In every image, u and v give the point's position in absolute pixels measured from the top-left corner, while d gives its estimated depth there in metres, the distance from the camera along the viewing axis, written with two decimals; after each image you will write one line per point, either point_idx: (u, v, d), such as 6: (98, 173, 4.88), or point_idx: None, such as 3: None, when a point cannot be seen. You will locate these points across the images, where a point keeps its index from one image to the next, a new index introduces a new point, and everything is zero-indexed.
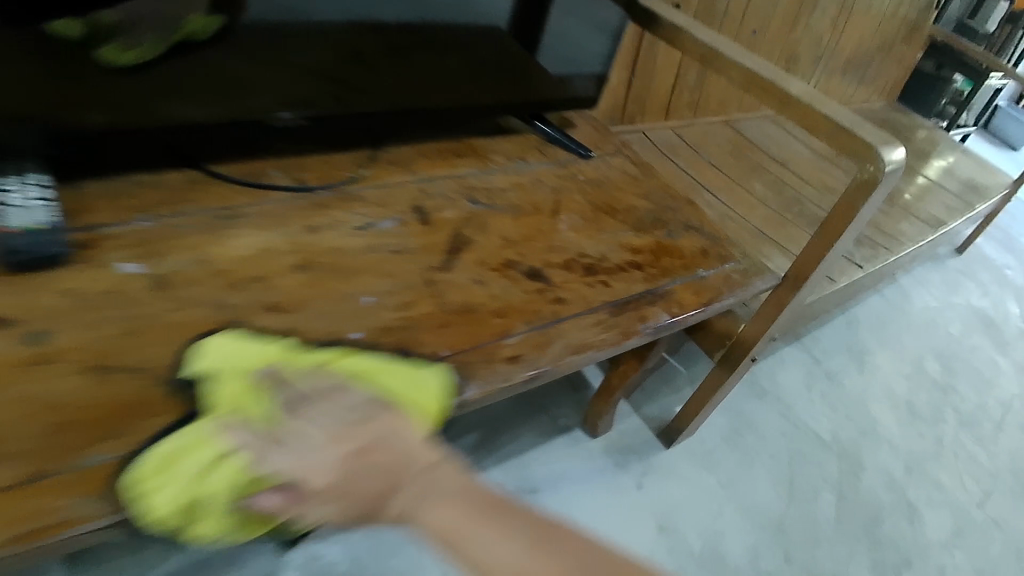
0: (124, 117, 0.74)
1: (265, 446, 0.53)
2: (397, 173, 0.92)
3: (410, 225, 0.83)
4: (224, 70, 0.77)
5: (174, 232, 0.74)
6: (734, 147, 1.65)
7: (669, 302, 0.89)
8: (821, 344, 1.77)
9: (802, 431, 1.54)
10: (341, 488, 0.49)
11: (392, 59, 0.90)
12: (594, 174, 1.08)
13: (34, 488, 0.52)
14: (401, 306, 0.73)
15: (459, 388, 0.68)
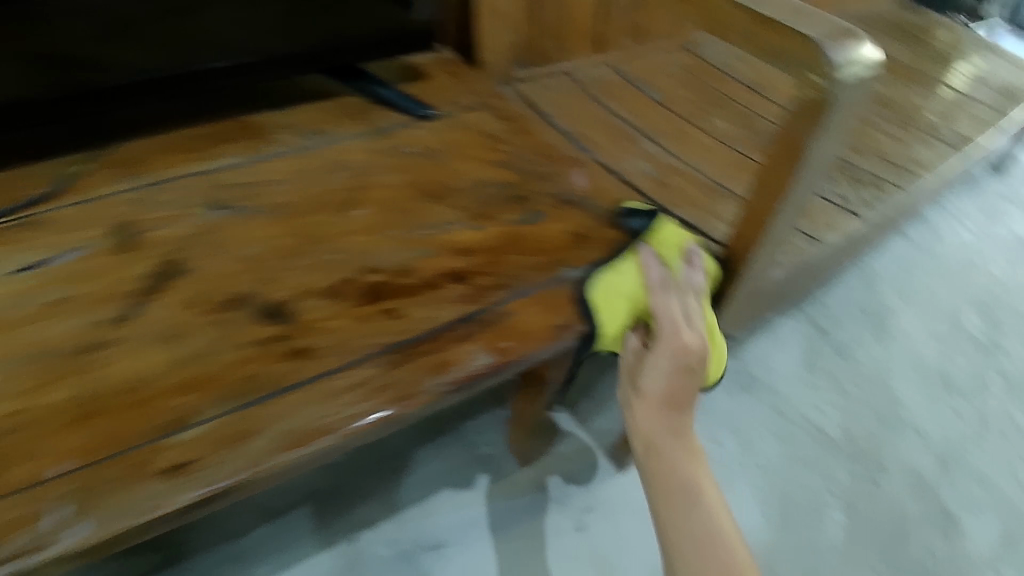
0: None
1: (667, 290, 0.65)
2: (111, 183, 0.66)
3: (95, 258, 0.59)
4: None
5: None
6: (691, 73, 1.30)
7: (505, 326, 0.60)
8: (827, 311, 1.42)
9: (800, 428, 1.23)
10: (677, 360, 0.61)
11: (70, 24, 0.64)
12: (431, 136, 0.78)
13: (13, 501, 0.45)
14: (27, 389, 0.50)
15: (55, 531, 0.44)
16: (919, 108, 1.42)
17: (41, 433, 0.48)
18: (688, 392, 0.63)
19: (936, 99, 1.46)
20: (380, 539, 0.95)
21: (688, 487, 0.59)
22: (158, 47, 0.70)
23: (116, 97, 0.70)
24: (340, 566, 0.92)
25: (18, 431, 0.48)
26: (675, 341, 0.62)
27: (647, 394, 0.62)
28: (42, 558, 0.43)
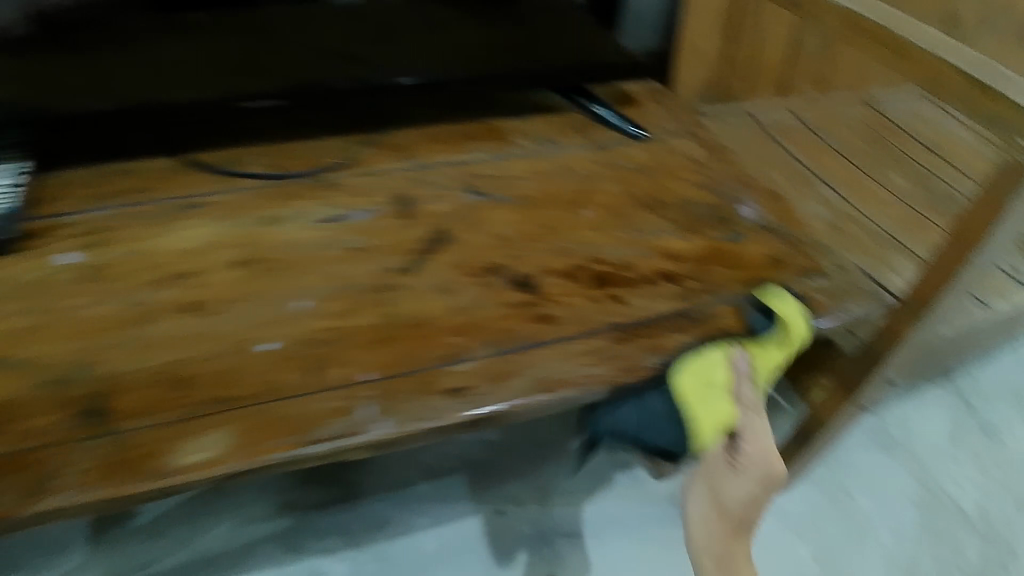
0: (118, 99, 0.73)
1: (752, 409, 0.65)
2: (388, 161, 0.78)
3: (379, 220, 0.71)
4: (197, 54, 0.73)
5: (126, 225, 0.67)
6: (870, 128, 1.33)
7: (708, 327, 0.69)
8: (977, 387, 1.39)
9: (937, 499, 1.21)
10: (765, 484, 0.62)
11: (386, 31, 0.79)
12: (645, 157, 0.88)
13: (336, 394, 0.55)
14: (340, 312, 0.62)
15: (368, 422, 0.54)
16: None
17: (354, 347, 0.59)
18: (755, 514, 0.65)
19: None
20: (522, 514, 1.03)
21: None
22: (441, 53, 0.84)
23: (397, 89, 0.85)
24: (486, 533, 1.01)
25: (335, 341, 0.59)
26: (759, 460, 0.63)
27: (723, 511, 0.63)
28: (360, 442, 0.53)
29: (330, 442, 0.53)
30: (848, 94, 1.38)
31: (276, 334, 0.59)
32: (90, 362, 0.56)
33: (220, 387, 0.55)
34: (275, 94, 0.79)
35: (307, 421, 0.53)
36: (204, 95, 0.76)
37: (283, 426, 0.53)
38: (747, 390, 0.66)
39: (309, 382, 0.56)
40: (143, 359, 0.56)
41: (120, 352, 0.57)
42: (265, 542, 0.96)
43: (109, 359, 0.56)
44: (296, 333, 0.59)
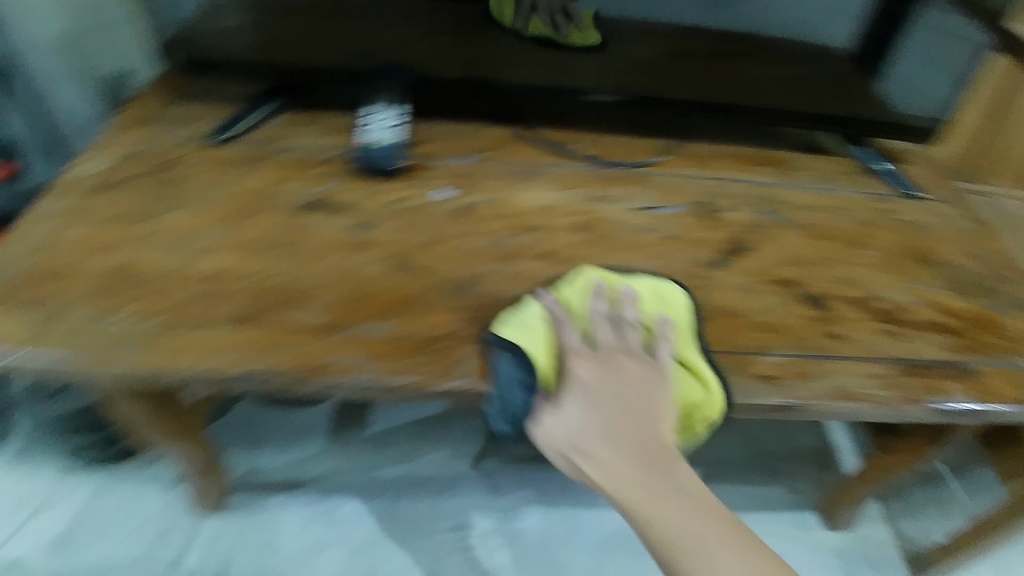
0: (484, 74, 0.84)
1: (619, 319, 0.57)
2: (692, 166, 0.88)
3: (687, 216, 0.80)
4: (553, 52, 0.83)
5: (487, 173, 0.78)
6: None
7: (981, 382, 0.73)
8: None
9: None
10: (593, 381, 0.51)
11: (709, 62, 0.87)
12: (914, 215, 0.93)
13: None
14: (665, 287, 0.71)
15: None
16: None
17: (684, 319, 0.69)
18: (625, 416, 0.49)
19: None
20: None
21: (683, 530, 0.41)
22: (750, 88, 0.91)
23: (702, 108, 0.92)
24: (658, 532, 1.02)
25: None
26: (589, 379, 0.51)
27: (579, 446, 0.48)
28: None
29: None
30: None
31: (618, 292, 0.69)
32: (472, 281, 0.65)
33: None
34: (603, 95, 0.88)
35: None
36: (551, 85, 0.87)
37: None
38: (574, 327, 0.56)
39: None
40: (516, 291, 0.65)
41: (495, 278, 0.66)
42: (471, 476, 1.02)
43: (486, 280, 0.65)
44: (637, 298, 0.69)
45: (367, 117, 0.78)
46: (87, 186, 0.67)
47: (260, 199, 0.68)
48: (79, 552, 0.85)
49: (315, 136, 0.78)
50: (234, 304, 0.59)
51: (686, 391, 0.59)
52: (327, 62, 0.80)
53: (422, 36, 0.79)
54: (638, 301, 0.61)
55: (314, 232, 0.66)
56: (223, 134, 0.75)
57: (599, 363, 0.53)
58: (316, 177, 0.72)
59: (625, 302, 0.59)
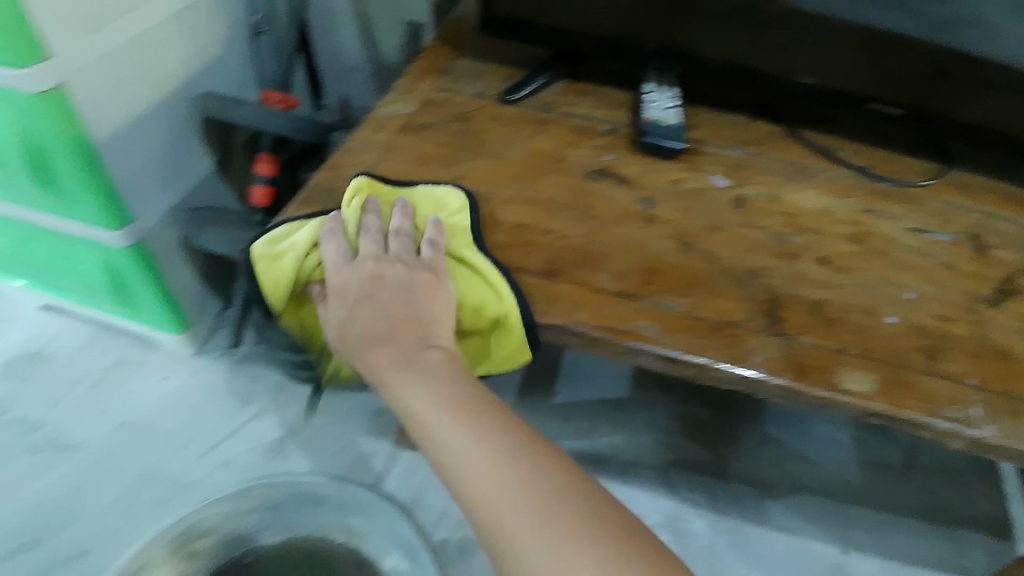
0: (759, 67, 0.83)
1: (375, 236, 0.57)
2: (959, 197, 0.84)
3: (961, 247, 0.76)
4: (816, 55, 0.81)
5: (758, 169, 0.78)
6: None
7: None
8: None
9: None
10: (353, 300, 0.52)
11: (975, 90, 0.80)
12: None
13: (953, 385, 0.62)
14: (942, 315, 0.68)
15: (980, 422, 0.60)
16: None
17: (967, 352, 0.65)
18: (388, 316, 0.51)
19: None
20: (866, 566, 1.01)
21: (426, 414, 0.46)
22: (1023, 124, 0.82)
23: (973, 136, 0.85)
24: (831, 566, 1.00)
25: (945, 339, 0.66)
26: (354, 287, 0.53)
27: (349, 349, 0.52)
28: (969, 436, 0.60)
29: (952, 423, 0.60)
30: None
31: (895, 310, 0.66)
32: (754, 273, 0.65)
33: (861, 338, 0.63)
34: (875, 105, 0.85)
35: (936, 399, 0.61)
36: (824, 86, 0.84)
37: (914, 393, 0.61)
38: (338, 241, 0.57)
39: (929, 367, 0.63)
40: (796, 290, 0.65)
41: (775, 272, 0.66)
42: None
43: (771, 274, 0.65)
44: (917, 321, 0.66)
45: (645, 95, 0.81)
46: (399, 125, 0.73)
47: (556, 160, 0.72)
48: (294, 461, 0.88)
49: (592, 108, 0.81)
50: (535, 256, 0.62)
51: (465, 290, 0.59)
52: (611, 34, 0.82)
53: (707, 19, 0.79)
54: (411, 211, 0.61)
55: (603, 198, 0.69)
56: (514, 95, 0.80)
57: (372, 270, 0.54)
58: (598, 148, 0.75)
59: (392, 216, 0.59)
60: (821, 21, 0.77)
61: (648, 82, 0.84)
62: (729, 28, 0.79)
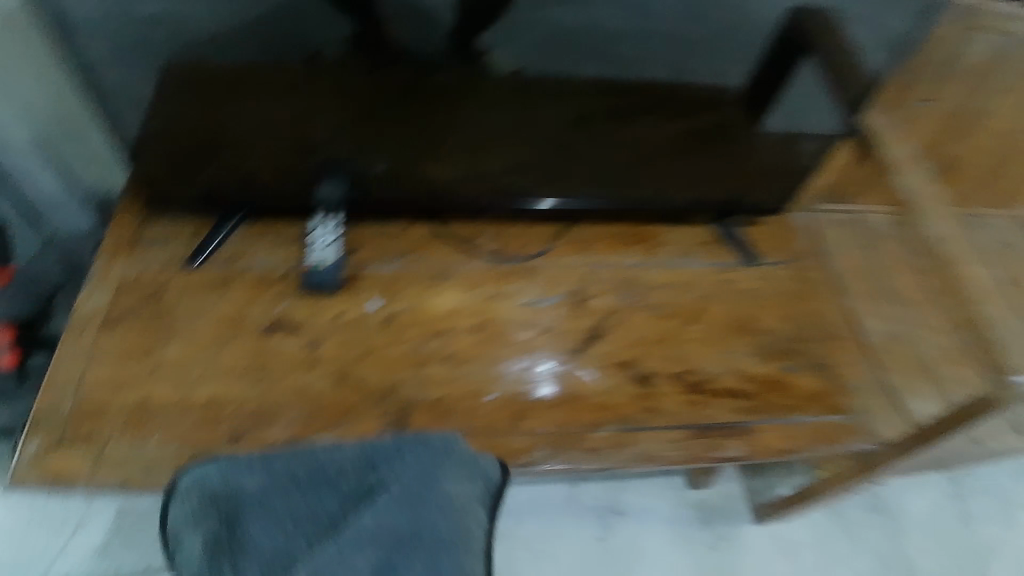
0: (400, 170, 1.03)
1: None
2: (572, 255, 1.13)
3: (561, 305, 1.07)
4: (471, 129, 0.98)
5: (408, 277, 1.04)
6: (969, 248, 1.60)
7: (752, 442, 1.04)
8: (973, 484, 1.79)
9: (907, 565, 1.62)
10: None
11: (611, 125, 1.02)
12: (752, 284, 1.20)
13: (527, 435, 0.96)
14: (534, 380, 1.00)
15: (544, 459, 0.94)
16: None
17: (544, 404, 0.99)
18: None
19: None
20: (589, 491, 1.45)
21: None
22: (644, 149, 1.08)
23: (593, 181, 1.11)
24: (564, 498, 1.44)
25: (528, 400, 0.98)
26: None
27: None
28: (536, 472, 0.94)
29: (522, 467, 0.94)
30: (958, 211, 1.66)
31: (493, 387, 0.98)
32: (391, 389, 0.95)
33: (466, 419, 0.95)
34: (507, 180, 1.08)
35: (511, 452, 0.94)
36: (471, 165, 1.04)
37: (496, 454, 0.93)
38: None
39: (513, 428, 0.96)
40: (422, 394, 0.95)
41: (406, 385, 0.95)
42: None
43: (402, 387, 0.95)
44: (512, 391, 0.99)
45: (310, 235, 1.01)
46: (99, 322, 0.93)
47: (239, 323, 0.96)
48: (116, 556, 1.13)
49: (268, 252, 1.02)
50: (224, 423, 0.89)
51: None
52: (268, 182, 1.01)
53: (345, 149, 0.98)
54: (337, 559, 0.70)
55: (275, 352, 0.94)
56: (196, 260, 0.99)
57: None
58: (273, 299, 0.98)
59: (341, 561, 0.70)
60: (468, 100, 0.93)
61: (316, 218, 1.03)
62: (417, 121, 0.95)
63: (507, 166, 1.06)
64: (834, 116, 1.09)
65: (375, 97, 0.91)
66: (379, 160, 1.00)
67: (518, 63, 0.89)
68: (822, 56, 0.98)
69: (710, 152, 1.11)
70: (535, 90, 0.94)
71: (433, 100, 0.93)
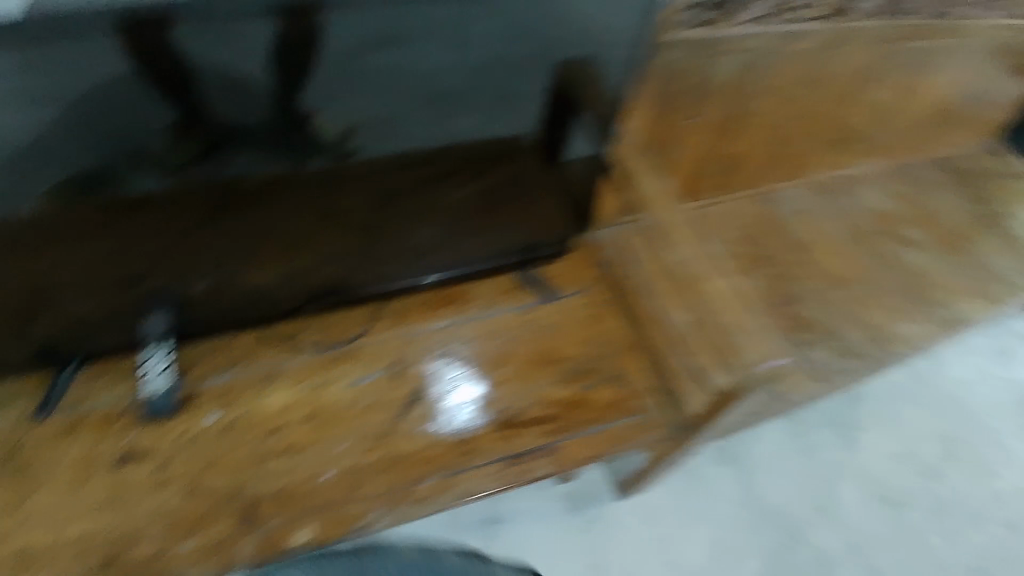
0: (221, 282, 1.17)
1: None
2: (390, 328, 1.33)
3: (382, 379, 1.27)
4: (286, 226, 1.13)
5: (239, 386, 1.22)
6: (756, 222, 1.88)
7: (555, 458, 1.27)
8: (810, 420, 2.09)
9: (758, 502, 1.91)
10: None
11: (416, 197, 1.19)
12: (551, 318, 1.43)
13: (362, 498, 1.16)
14: (362, 451, 1.20)
15: (380, 518, 1.15)
16: (933, 286, 1.96)
17: (376, 467, 1.19)
18: None
19: (933, 263, 2.02)
20: (468, 510, 1.68)
21: None
22: (449, 211, 1.26)
23: (400, 253, 1.30)
24: (447, 519, 1.67)
25: (361, 470, 1.18)
26: None
27: None
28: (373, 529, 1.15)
29: (363, 526, 1.15)
30: (750, 189, 1.93)
31: (329, 464, 1.17)
32: (238, 490, 1.13)
33: (307, 499, 1.14)
34: (322, 270, 1.24)
35: (350, 517, 1.14)
36: (287, 263, 1.20)
37: (336, 522, 1.14)
38: None
39: (349, 497, 1.16)
40: (267, 485, 1.14)
41: (251, 482, 1.14)
42: None
43: (248, 486, 1.14)
44: (349, 463, 1.18)
45: (144, 365, 1.18)
46: None
47: (94, 461, 1.13)
48: None
49: (112, 389, 1.19)
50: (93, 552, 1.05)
51: None
52: (97, 316, 1.11)
53: (169, 272, 1.10)
54: None
55: (130, 480, 1.12)
56: (43, 411, 1.15)
57: None
58: (122, 432, 1.16)
59: None
60: (283, 200, 1.07)
61: (147, 348, 1.19)
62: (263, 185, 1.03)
63: (317, 264, 1.23)
64: (603, 152, 1.34)
65: (204, 206, 1.02)
66: (199, 281, 1.14)
67: (344, 121, 0.99)
68: (586, 112, 1.19)
69: (505, 204, 1.32)
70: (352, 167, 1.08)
71: (247, 208, 1.06)
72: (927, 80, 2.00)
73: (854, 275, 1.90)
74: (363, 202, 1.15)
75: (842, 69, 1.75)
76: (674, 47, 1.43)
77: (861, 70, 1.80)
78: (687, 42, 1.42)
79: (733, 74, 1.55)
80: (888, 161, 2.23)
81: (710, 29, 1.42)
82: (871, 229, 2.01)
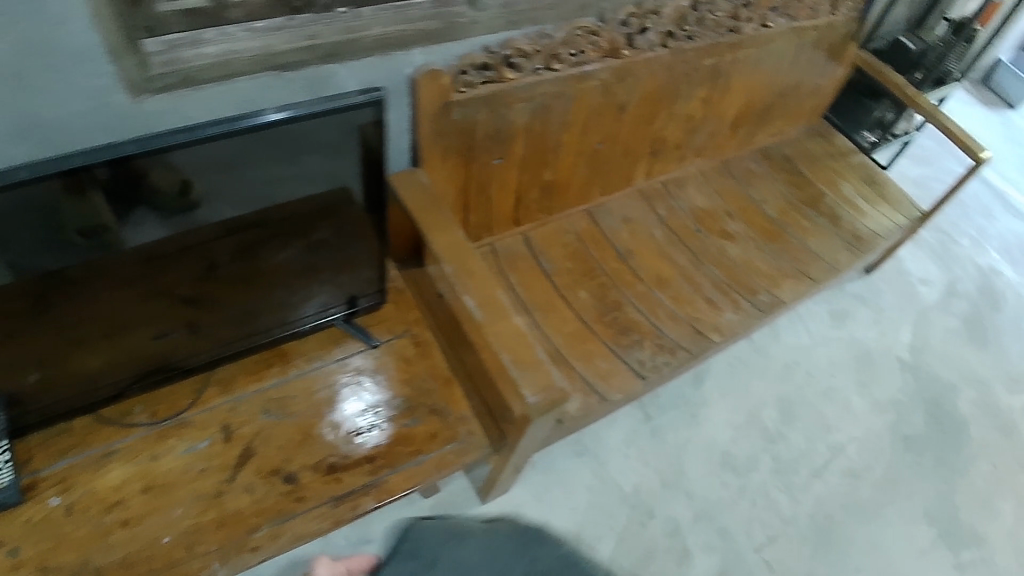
0: (51, 371, 1.27)
1: None
2: (219, 397, 1.49)
3: (215, 444, 1.43)
4: (113, 308, 1.23)
5: (76, 471, 1.35)
6: (583, 240, 2.07)
7: (381, 493, 1.42)
8: (656, 404, 2.35)
9: (611, 485, 2.14)
10: None
11: (243, 259, 1.31)
12: (375, 364, 1.60)
13: (200, 554, 1.30)
14: (198, 513, 1.34)
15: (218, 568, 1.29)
16: (752, 271, 2.19)
17: (213, 524, 1.33)
18: None
19: (754, 252, 2.25)
20: (341, 534, 1.87)
21: None
22: (274, 271, 1.39)
23: (224, 321, 1.43)
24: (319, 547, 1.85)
25: (198, 529, 1.32)
26: None
27: None
28: None
29: None
30: (577, 207, 2.12)
31: (167, 529, 1.32)
32: (84, 563, 1.26)
33: (149, 562, 1.28)
34: (150, 346, 1.36)
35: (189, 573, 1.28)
36: (113, 348, 1.32)
37: None
38: None
39: (188, 554, 1.29)
40: (111, 556, 1.27)
41: (96, 555, 1.27)
42: None
43: (93, 559, 1.26)
44: (189, 524, 1.33)
45: None
46: None
47: None
48: None
49: None
50: None
51: None
52: None
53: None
54: None
55: None
56: None
57: None
58: None
59: None
60: (113, 279, 1.18)
61: None
62: (100, 256, 1.12)
63: (143, 346, 1.35)
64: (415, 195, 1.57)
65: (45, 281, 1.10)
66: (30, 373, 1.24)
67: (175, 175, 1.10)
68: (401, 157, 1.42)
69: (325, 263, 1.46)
70: (169, 239, 1.18)
71: (83, 284, 1.15)
72: (738, 88, 2.21)
73: (676, 275, 2.10)
74: (187, 273, 1.27)
75: (641, 96, 1.92)
76: (464, 105, 1.57)
77: (662, 92, 1.96)
78: (474, 99, 1.56)
79: (528, 118, 1.70)
80: (714, 160, 2.46)
81: (496, 84, 1.58)
82: (694, 229, 2.23)
